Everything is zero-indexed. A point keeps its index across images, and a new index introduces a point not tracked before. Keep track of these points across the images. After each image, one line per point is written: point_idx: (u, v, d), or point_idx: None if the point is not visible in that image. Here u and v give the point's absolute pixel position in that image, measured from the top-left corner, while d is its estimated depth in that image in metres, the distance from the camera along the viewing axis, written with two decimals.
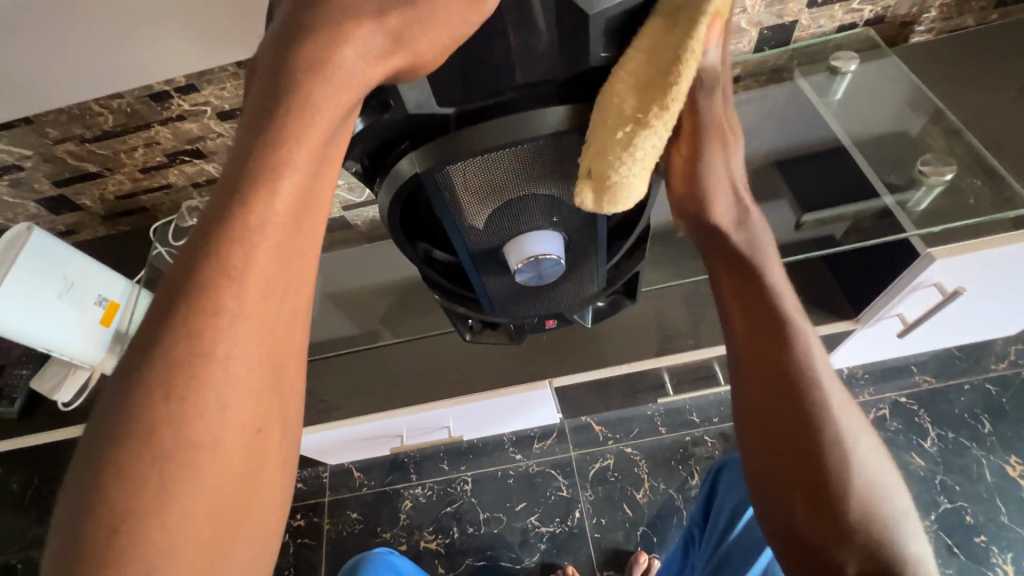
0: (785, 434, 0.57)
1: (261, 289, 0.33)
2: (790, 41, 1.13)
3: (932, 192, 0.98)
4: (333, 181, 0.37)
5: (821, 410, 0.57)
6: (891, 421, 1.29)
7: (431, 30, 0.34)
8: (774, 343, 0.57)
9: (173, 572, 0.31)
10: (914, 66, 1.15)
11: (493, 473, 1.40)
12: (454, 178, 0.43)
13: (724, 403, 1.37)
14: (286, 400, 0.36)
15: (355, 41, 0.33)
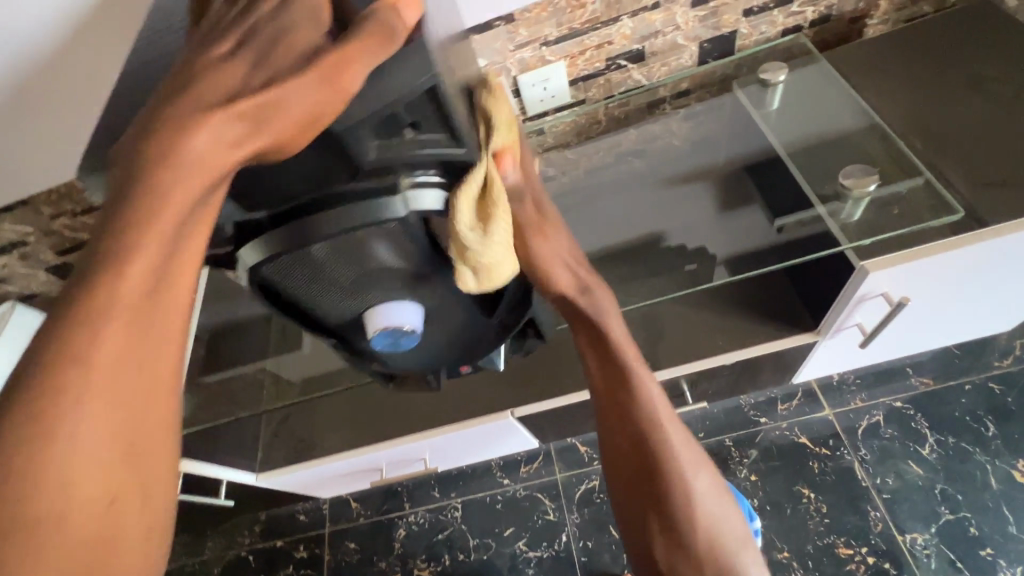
0: (635, 467, 0.64)
1: (105, 394, 0.31)
2: (734, 51, 1.12)
3: (860, 205, 0.94)
4: (198, 259, 0.34)
5: (658, 440, 0.64)
6: (886, 428, 1.23)
7: (286, 117, 0.31)
8: (623, 385, 0.66)
9: None
10: (870, 59, 1.10)
11: (482, 498, 1.42)
12: (300, 265, 0.44)
13: (710, 417, 1.33)
14: (146, 508, 0.32)
15: (204, 131, 0.30)
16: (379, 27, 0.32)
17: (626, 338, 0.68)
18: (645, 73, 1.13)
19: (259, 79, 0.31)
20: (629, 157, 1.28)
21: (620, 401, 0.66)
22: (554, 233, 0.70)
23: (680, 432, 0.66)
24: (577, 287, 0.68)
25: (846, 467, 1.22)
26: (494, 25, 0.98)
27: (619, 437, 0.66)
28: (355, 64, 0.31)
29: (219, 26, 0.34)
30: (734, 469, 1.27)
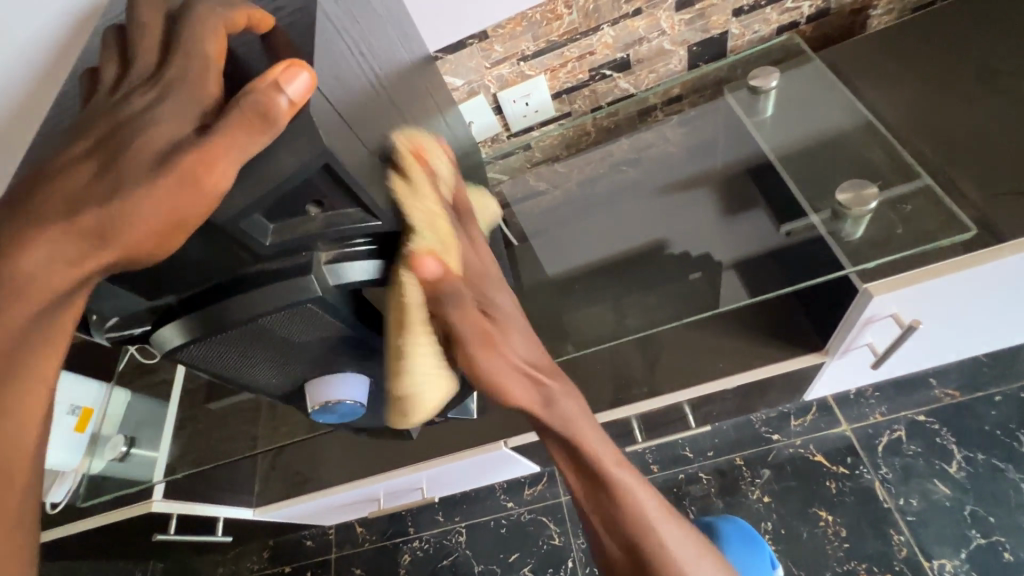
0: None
1: None
2: (727, 53, 1.06)
3: (859, 225, 0.85)
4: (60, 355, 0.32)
5: (658, 552, 0.56)
6: (908, 444, 1.16)
7: (141, 224, 0.28)
8: (607, 497, 0.56)
9: None
10: (874, 54, 1.03)
11: (486, 522, 1.38)
12: (217, 350, 0.40)
13: (719, 435, 1.27)
14: None
15: (40, 245, 0.28)
16: (247, 114, 0.27)
17: (601, 440, 0.57)
18: (632, 82, 1.07)
19: (115, 186, 0.28)
20: (622, 167, 1.22)
21: (606, 515, 0.57)
22: (506, 334, 0.50)
23: (680, 535, 0.58)
24: (539, 398, 0.53)
25: (866, 487, 1.15)
26: (467, 43, 0.95)
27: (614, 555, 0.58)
28: (222, 161, 0.27)
29: (89, 115, 0.31)
30: (745, 490, 1.21)
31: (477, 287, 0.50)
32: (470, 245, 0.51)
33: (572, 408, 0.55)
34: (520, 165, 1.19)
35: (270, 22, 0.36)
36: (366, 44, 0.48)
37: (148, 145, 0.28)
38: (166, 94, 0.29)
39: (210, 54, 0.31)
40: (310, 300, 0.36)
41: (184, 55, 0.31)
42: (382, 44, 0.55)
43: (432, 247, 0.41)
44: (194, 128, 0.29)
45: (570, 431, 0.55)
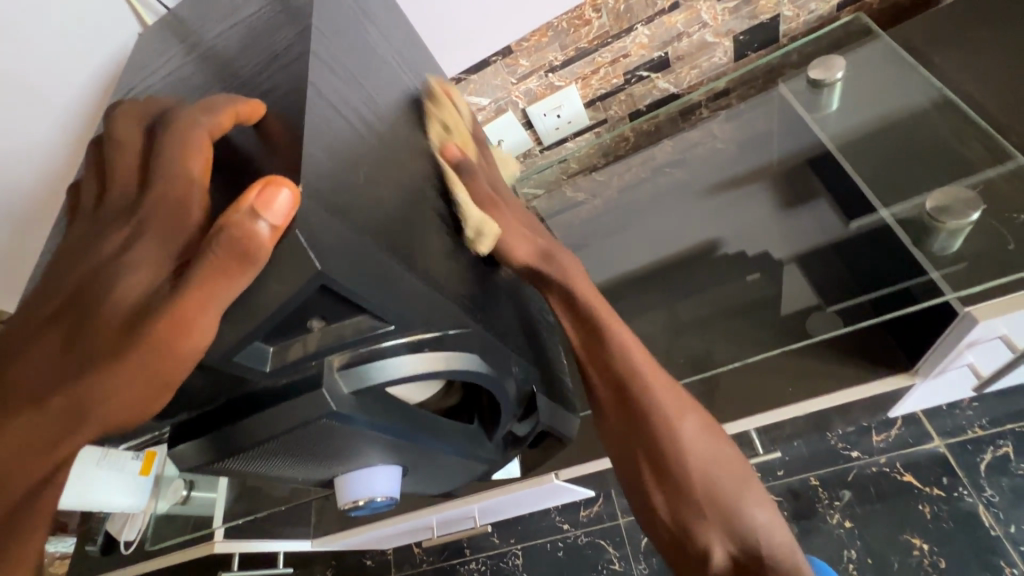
0: (626, 426, 0.52)
1: None
2: (779, 38, 0.95)
3: (955, 237, 0.77)
4: None
5: (649, 395, 0.51)
6: (1017, 462, 1.02)
7: (119, 397, 0.25)
8: (594, 338, 0.51)
9: None
10: (958, 24, 0.90)
11: (543, 545, 1.35)
12: (235, 462, 0.37)
13: (790, 453, 1.16)
14: None
15: (18, 430, 0.26)
16: (226, 251, 0.23)
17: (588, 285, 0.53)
18: (672, 81, 0.98)
19: (87, 357, 0.25)
20: (666, 169, 1.12)
21: (606, 372, 0.51)
22: (506, 206, 0.52)
23: (678, 401, 0.52)
24: (536, 251, 0.51)
25: (967, 511, 1.02)
26: (491, 61, 0.90)
27: (605, 401, 0.52)
28: (202, 313, 0.24)
29: (70, 257, 0.29)
30: (823, 513, 1.11)
31: (488, 176, 0.54)
32: (482, 156, 0.56)
33: (559, 257, 0.52)
34: (556, 178, 1.10)
35: (261, 108, 0.33)
36: (373, 103, 0.43)
37: (112, 308, 0.25)
38: (138, 231, 0.26)
39: (193, 178, 0.28)
40: (327, 414, 0.33)
41: (160, 183, 0.27)
42: (397, 91, 0.50)
43: (456, 142, 0.51)
44: (169, 268, 0.25)
45: (555, 267, 0.51)
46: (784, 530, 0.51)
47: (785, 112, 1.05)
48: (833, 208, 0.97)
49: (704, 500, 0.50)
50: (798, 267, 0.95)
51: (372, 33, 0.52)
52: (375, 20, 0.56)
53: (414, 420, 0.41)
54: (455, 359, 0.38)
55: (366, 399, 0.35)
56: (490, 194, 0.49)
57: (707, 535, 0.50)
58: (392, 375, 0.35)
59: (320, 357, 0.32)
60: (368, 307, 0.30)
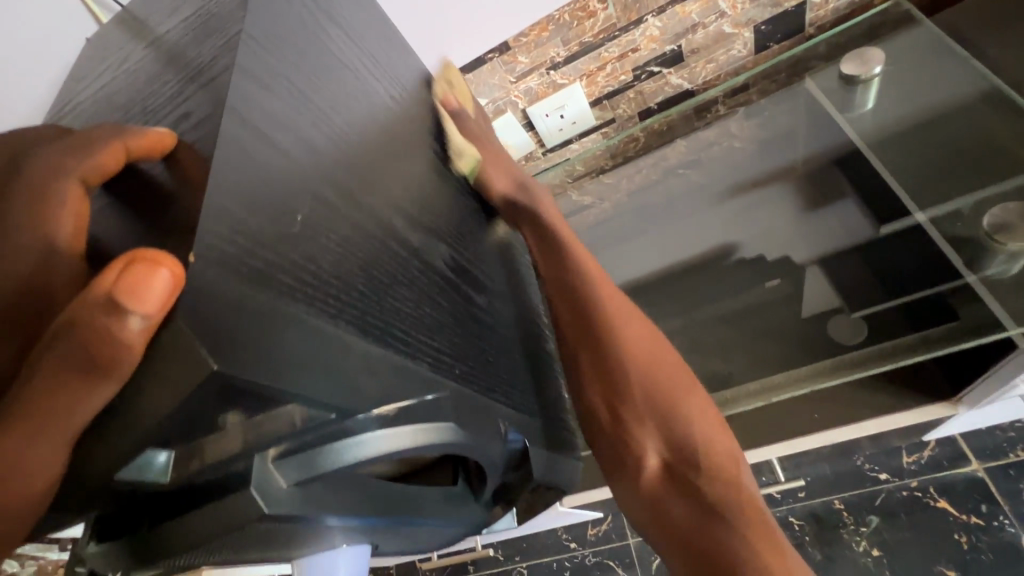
0: (579, 333, 0.46)
1: None
2: (805, 28, 0.86)
3: (1016, 260, 0.72)
4: None
5: (616, 305, 0.47)
6: None
7: None
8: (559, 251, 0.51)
9: None
10: None
11: (548, 564, 1.29)
12: (170, 566, 0.31)
13: (813, 475, 1.09)
14: None
15: None
16: (81, 348, 0.20)
17: (556, 220, 0.56)
18: (686, 76, 0.90)
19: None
20: (679, 171, 1.04)
21: (562, 272, 0.50)
22: (502, 159, 0.61)
23: (657, 338, 0.46)
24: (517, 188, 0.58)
25: (1009, 543, 0.94)
26: (487, 59, 0.83)
27: (561, 315, 0.48)
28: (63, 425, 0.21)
29: None
30: (849, 540, 1.03)
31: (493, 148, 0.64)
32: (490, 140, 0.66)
33: (541, 202, 0.58)
34: (560, 182, 1.03)
35: (168, 139, 0.27)
36: (329, 126, 0.37)
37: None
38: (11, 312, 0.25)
39: (56, 246, 0.26)
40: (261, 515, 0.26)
41: (44, 245, 0.26)
42: (361, 102, 0.43)
43: (455, 96, 0.64)
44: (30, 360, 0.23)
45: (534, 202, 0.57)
46: (743, 472, 0.39)
47: (812, 109, 0.97)
48: (858, 208, 0.92)
49: (656, 406, 0.41)
50: (820, 268, 0.90)
51: (332, 33, 0.44)
52: (338, 16, 0.47)
53: (383, 497, 0.35)
54: (432, 433, 0.32)
55: (317, 488, 0.29)
56: (484, 143, 0.61)
57: (653, 451, 0.40)
58: (355, 459, 0.29)
59: (250, 455, 0.26)
60: (300, 394, 0.24)
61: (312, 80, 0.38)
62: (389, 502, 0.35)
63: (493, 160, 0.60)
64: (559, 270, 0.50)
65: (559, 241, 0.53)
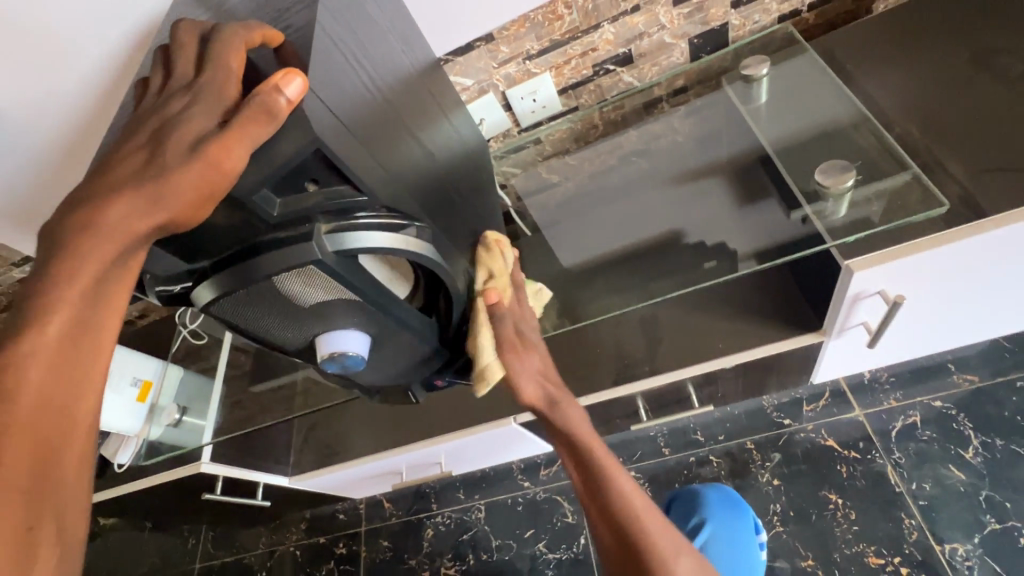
0: (627, 562, 0.62)
1: (38, 412, 0.31)
2: (728, 43, 1.09)
3: (841, 203, 0.82)
4: (120, 309, 0.36)
5: (651, 536, 0.62)
6: (923, 429, 1.15)
7: (190, 188, 0.36)
8: (600, 486, 0.65)
9: None
10: (878, 39, 1.03)
11: (505, 500, 1.45)
12: (250, 296, 0.49)
13: (729, 419, 1.30)
14: (60, 497, 0.31)
15: (117, 206, 0.35)
16: (258, 108, 0.36)
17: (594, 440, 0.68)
18: (635, 75, 1.12)
19: (141, 169, 0.36)
20: (632, 158, 1.22)
21: (604, 507, 0.65)
22: (531, 350, 0.69)
23: (681, 546, 0.63)
24: (546, 402, 0.69)
25: (878, 471, 1.15)
26: (474, 46, 1.02)
27: (609, 540, 0.64)
28: (238, 149, 0.36)
29: (141, 113, 0.40)
30: (755, 472, 1.23)
31: (519, 319, 0.68)
32: (518, 298, 0.70)
33: (578, 421, 0.69)
34: (532, 159, 1.24)
35: (280, 38, 0.44)
36: (371, 54, 0.56)
37: (186, 134, 0.37)
38: (197, 98, 0.39)
39: (231, 65, 0.40)
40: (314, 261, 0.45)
41: (211, 65, 0.40)
42: (386, 49, 0.63)
43: (498, 288, 0.66)
44: (216, 122, 0.38)
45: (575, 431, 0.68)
46: None
47: None
48: None
49: None
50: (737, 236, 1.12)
51: (371, 4, 0.65)
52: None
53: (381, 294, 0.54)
54: (413, 245, 0.51)
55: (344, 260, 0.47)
56: (513, 338, 0.65)
57: None
58: (364, 244, 0.47)
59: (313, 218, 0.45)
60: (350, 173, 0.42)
61: (362, 25, 0.57)
62: (381, 297, 0.53)
63: (520, 356, 0.66)
64: (585, 477, 0.67)
65: (593, 467, 0.66)
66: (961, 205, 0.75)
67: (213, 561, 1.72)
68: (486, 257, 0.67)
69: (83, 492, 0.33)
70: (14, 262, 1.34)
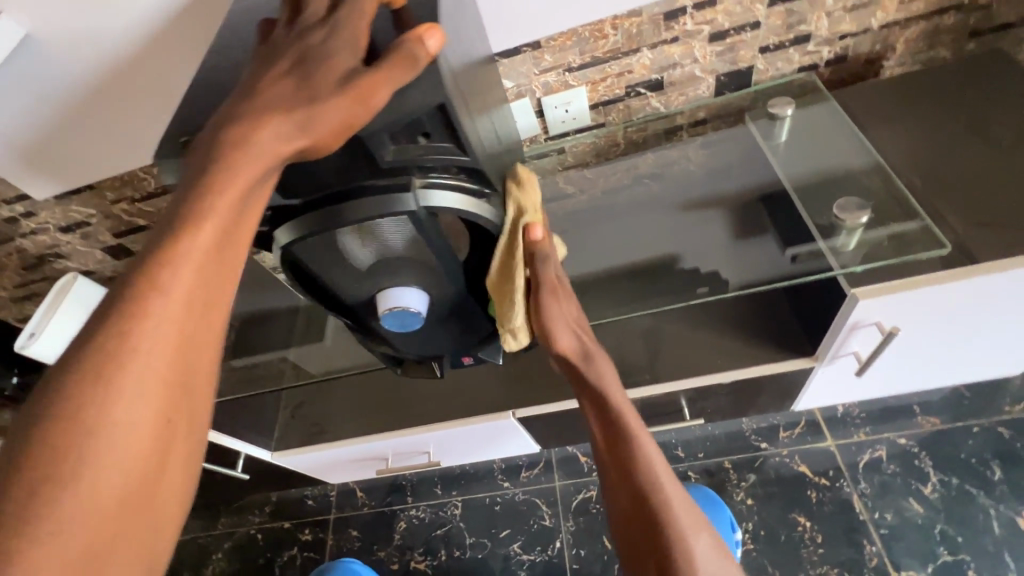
0: (637, 521, 0.66)
1: (180, 317, 0.38)
2: (750, 84, 1.17)
3: (853, 235, 0.90)
4: (249, 233, 0.42)
5: (668, 499, 0.66)
6: (888, 463, 1.23)
7: (334, 118, 0.41)
8: (622, 442, 0.70)
9: (111, 485, 0.35)
10: (881, 101, 1.14)
11: (483, 498, 1.46)
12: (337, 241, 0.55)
13: (710, 438, 1.35)
14: (193, 391, 0.40)
15: (269, 128, 0.40)
16: (404, 57, 0.41)
17: (624, 400, 0.73)
18: (663, 101, 1.19)
19: (294, 98, 0.41)
20: (647, 179, 1.29)
21: (623, 463, 0.69)
22: (565, 299, 0.72)
23: (699, 520, 0.66)
24: (580, 352, 0.73)
25: (844, 499, 1.22)
26: (521, 51, 1.07)
27: (622, 494, 0.68)
28: (379, 90, 0.41)
29: (276, 51, 0.43)
30: (731, 491, 1.28)
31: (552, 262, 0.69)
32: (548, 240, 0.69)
33: (608, 376, 0.73)
34: (553, 167, 1.29)
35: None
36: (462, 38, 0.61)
37: (333, 71, 0.41)
38: (337, 38, 0.43)
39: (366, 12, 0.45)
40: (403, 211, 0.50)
41: (348, 9, 0.44)
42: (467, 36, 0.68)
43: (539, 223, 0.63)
44: (356, 62, 0.43)
45: (605, 388, 0.73)
46: None
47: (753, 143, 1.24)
48: None
49: None
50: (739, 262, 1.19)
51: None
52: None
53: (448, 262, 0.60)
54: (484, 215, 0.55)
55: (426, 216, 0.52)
56: (552, 284, 0.68)
57: None
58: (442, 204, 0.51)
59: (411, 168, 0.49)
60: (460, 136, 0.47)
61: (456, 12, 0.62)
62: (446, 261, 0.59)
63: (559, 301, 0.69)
64: (607, 433, 0.71)
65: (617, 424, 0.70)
66: (955, 251, 0.83)
67: None
68: (526, 188, 0.63)
69: (210, 385, 0.41)
70: (5, 200, 1.29)
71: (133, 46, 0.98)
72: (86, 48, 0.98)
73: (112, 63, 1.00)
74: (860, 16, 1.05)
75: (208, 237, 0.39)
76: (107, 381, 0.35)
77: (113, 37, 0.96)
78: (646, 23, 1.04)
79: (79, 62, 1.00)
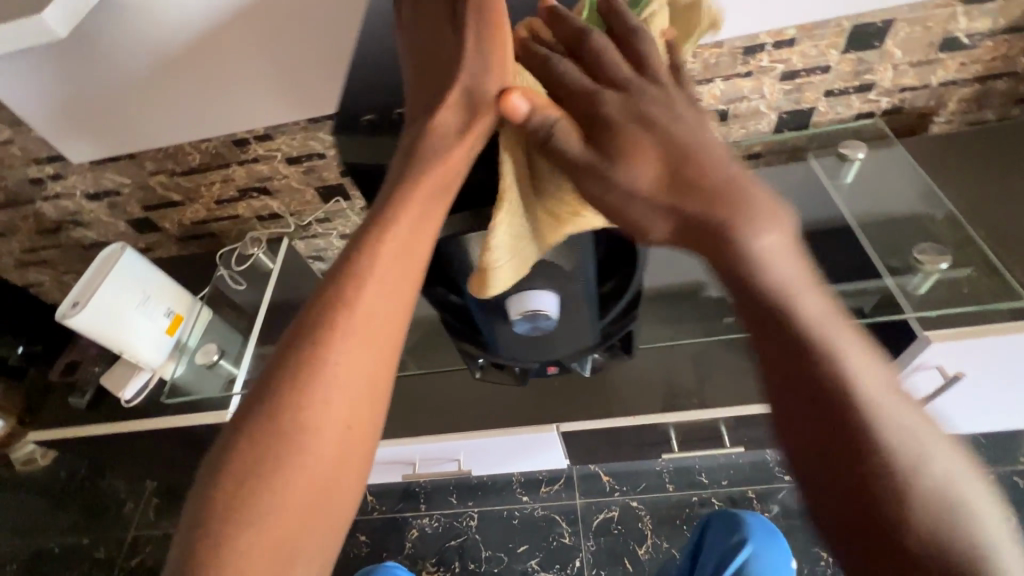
0: (806, 408, 0.48)
1: (364, 322, 0.51)
2: (808, 125, 1.21)
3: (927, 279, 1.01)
4: (425, 230, 0.54)
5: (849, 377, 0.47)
6: None
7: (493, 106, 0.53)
8: (773, 307, 0.50)
9: (320, 445, 0.48)
10: (928, 155, 1.20)
11: (500, 511, 1.43)
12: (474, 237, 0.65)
13: (735, 466, 1.37)
14: (374, 381, 0.51)
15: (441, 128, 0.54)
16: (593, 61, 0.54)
17: (771, 251, 0.51)
18: (724, 132, 1.22)
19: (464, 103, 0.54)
20: None
21: (780, 331, 0.50)
22: (630, 157, 0.52)
23: (899, 407, 0.47)
24: (688, 196, 0.51)
25: None
26: None
27: (779, 370, 0.50)
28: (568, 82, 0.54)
29: None
30: None
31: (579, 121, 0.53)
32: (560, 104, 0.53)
33: (743, 216, 0.51)
34: None
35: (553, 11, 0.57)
36: None
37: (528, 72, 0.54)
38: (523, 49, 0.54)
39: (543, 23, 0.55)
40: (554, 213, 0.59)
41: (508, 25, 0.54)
42: None
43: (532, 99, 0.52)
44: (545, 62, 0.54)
45: (740, 232, 0.51)
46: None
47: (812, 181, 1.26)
48: None
49: (899, 504, 0.44)
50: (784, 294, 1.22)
51: None
52: None
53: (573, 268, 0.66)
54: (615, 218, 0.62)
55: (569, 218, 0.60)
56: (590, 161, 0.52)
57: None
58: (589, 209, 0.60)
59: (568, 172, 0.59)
60: None
61: None
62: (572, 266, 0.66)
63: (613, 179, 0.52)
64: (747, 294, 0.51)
65: (764, 282, 0.50)
66: None
67: (155, 531, 1.62)
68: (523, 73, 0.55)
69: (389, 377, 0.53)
70: (35, 159, 1.22)
71: (221, 17, 0.97)
72: (186, 12, 0.96)
73: (196, 32, 0.99)
74: (923, 72, 1.10)
75: (378, 268, 0.52)
76: (306, 389, 0.49)
77: (219, 7, 0.96)
78: (726, 54, 1.07)
79: (179, 26, 0.98)
